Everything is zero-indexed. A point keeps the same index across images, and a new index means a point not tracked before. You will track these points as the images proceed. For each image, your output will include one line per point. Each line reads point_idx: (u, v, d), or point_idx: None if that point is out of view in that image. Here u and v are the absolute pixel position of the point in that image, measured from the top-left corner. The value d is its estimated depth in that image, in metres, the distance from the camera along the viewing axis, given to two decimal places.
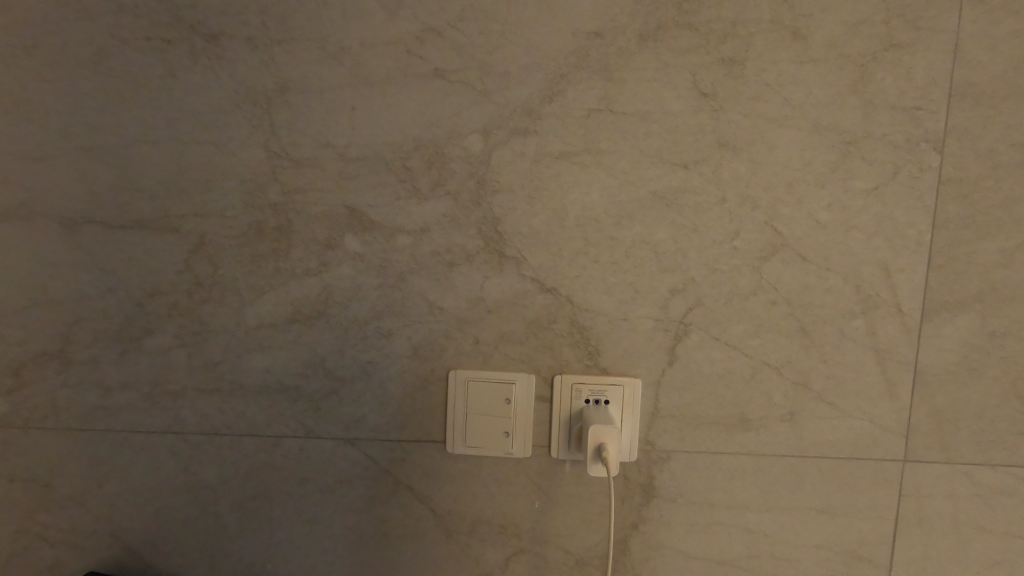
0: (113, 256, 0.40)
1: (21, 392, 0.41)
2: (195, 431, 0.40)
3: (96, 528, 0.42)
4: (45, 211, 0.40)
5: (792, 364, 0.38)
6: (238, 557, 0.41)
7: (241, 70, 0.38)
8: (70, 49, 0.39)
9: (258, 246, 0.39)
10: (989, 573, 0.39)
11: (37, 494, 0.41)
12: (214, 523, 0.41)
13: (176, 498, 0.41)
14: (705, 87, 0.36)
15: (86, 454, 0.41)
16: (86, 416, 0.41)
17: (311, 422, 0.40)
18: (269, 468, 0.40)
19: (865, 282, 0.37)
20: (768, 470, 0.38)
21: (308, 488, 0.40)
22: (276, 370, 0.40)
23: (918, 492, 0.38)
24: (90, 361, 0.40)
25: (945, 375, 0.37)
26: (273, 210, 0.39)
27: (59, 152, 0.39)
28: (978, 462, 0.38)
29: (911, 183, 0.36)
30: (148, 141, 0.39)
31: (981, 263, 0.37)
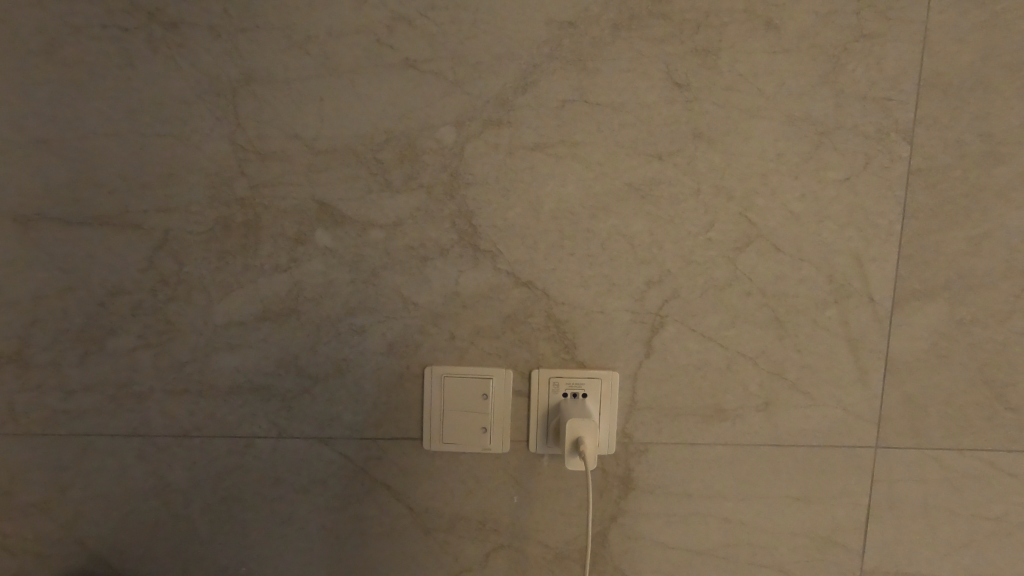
0: (324, 188, 0.60)
1: (248, 287, 0.61)
2: (309, 314, 0.62)
3: (305, 386, 0.63)
4: (257, 159, 0.59)
5: (839, 262, 0.61)
6: (320, 404, 0.63)
7: (330, 74, 0.59)
8: (194, 61, 0.59)
9: (335, 188, 0.60)
10: (969, 394, 0.64)
11: (261, 365, 0.62)
12: (315, 381, 0.63)
13: (310, 361, 0.62)
14: (770, 84, 0.59)
15: (302, 330, 0.62)
16: (289, 305, 0.61)
17: (350, 307, 0.61)
18: (308, 346, 0.62)
19: (886, 203, 0.61)
20: (814, 339, 0.63)
21: (344, 354, 0.62)
22: (332, 267, 0.61)
23: (919, 344, 0.63)
24: (296, 259, 0.61)
25: (943, 262, 0.62)
26: (324, 162, 0.60)
27: (256, 126, 0.59)
28: (963, 317, 0.63)
29: (867, 140, 0.60)
30: (258, 122, 0.59)
31: (964, 191, 0.61)
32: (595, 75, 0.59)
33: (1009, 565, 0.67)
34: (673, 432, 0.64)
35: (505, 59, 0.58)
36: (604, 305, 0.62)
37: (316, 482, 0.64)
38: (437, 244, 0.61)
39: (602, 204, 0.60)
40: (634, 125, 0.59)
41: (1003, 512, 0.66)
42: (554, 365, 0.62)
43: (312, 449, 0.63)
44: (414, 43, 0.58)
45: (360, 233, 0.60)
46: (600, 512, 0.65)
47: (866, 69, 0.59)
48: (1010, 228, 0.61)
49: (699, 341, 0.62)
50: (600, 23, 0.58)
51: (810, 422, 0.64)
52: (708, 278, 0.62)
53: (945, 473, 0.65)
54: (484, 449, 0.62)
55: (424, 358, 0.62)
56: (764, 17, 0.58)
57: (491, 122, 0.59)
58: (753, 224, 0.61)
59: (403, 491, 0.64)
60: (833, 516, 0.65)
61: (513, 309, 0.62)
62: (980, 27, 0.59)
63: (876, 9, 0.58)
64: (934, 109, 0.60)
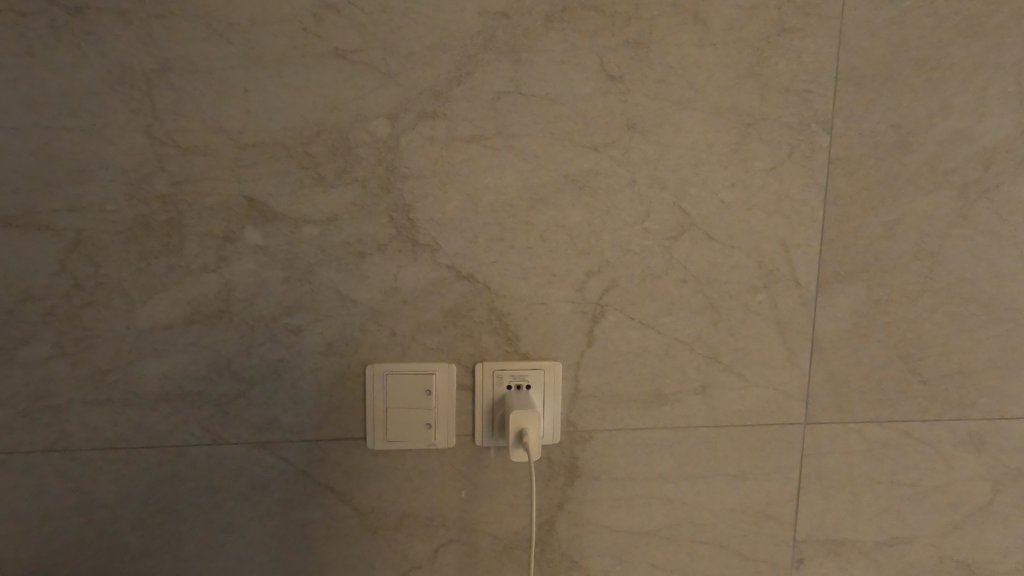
0: (252, 184, 0.57)
1: (176, 289, 0.58)
2: (241, 314, 0.59)
3: (239, 392, 0.60)
4: (179, 155, 0.56)
5: (768, 245, 0.64)
6: (259, 411, 0.61)
7: (256, 64, 0.56)
8: (105, 49, 0.55)
9: (267, 182, 0.58)
10: (885, 367, 0.68)
11: (193, 371, 0.59)
12: (249, 385, 0.60)
13: (245, 364, 0.60)
14: (696, 76, 0.61)
15: (235, 334, 0.59)
16: (221, 308, 0.59)
17: (286, 306, 0.59)
18: (242, 348, 0.60)
19: (806, 192, 0.64)
20: (745, 322, 0.65)
21: (282, 357, 0.60)
22: (265, 266, 0.59)
23: (839, 321, 0.66)
24: (226, 259, 0.58)
25: (861, 243, 0.65)
26: (253, 155, 0.57)
27: (178, 120, 0.56)
28: (880, 296, 0.67)
29: (788, 130, 0.63)
30: (179, 114, 0.56)
31: (877, 177, 0.64)
32: (529, 66, 0.59)
33: (924, 525, 0.72)
34: (616, 418, 0.65)
35: (438, 50, 0.57)
36: (545, 296, 0.62)
37: (255, 488, 0.61)
38: (374, 239, 0.59)
39: (540, 196, 0.61)
40: (570, 117, 0.60)
41: (918, 477, 0.71)
42: (497, 358, 0.62)
43: (250, 454, 0.61)
44: (342, 31, 0.56)
45: (292, 230, 0.58)
46: (547, 501, 0.65)
47: (788, 63, 0.62)
48: (918, 213, 0.66)
49: (638, 328, 0.64)
50: (533, 15, 0.58)
51: (744, 402, 0.67)
52: (645, 267, 0.63)
53: (866, 444, 0.69)
54: (429, 445, 0.62)
55: (365, 356, 0.61)
56: (691, 11, 0.60)
57: (425, 114, 0.58)
58: (686, 214, 0.63)
59: (348, 492, 0.63)
60: (767, 490, 0.69)
61: (454, 303, 0.61)
62: (889, 23, 0.62)
63: (795, 5, 0.61)
64: (851, 100, 0.63)
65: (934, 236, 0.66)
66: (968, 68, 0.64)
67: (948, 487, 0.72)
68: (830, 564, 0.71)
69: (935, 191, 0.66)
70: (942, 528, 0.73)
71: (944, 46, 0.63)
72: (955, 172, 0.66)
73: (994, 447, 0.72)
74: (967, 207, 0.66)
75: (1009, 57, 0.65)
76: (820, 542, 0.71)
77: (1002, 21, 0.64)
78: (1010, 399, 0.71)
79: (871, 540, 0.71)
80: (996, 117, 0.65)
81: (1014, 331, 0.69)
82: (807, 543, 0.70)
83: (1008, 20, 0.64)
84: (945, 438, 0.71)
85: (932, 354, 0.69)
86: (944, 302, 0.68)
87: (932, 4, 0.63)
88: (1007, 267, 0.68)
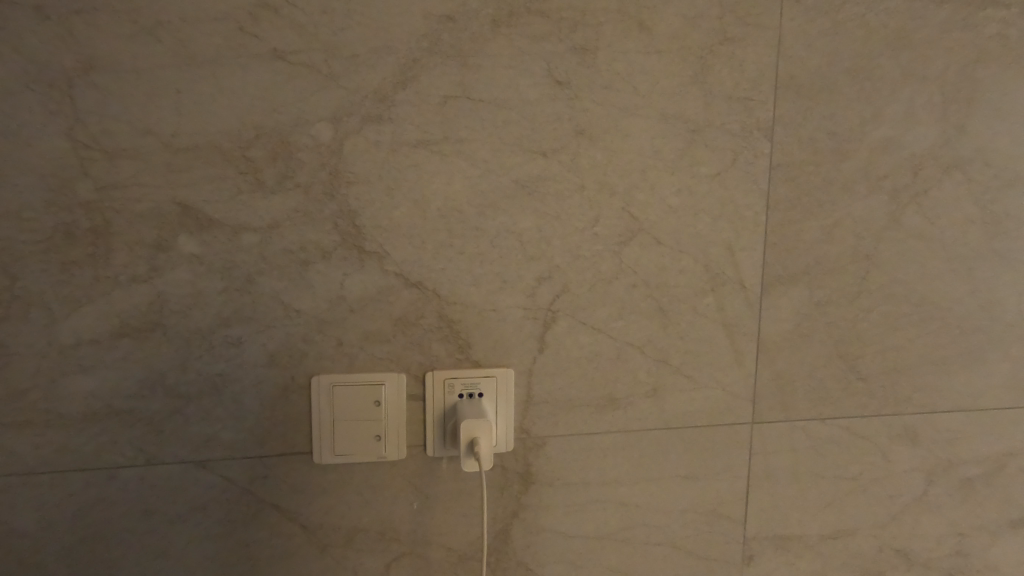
0: (186, 190, 0.55)
1: (103, 301, 0.55)
2: (176, 327, 0.56)
3: (175, 408, 0.57)
4: (104, 159, 0.53)
5: (714, 249, 0.65)
6: (197, 429, 0.58)
7: (189, 63, 0.53)
8: (19, 44, 0.51)
9: (202, 187, 0.55)
10: (826, 366, 0.70)
11: (123, 387, 0.56)
12: (186, 401, 0.57)
13: (180, 379, 0.57)
14: (643, 82, 0.61)
15: (169, 347, 0.56)
16: (154, 320, 0.56)
17: (225, 317, 0.57)
18: (177, 363, 0.57)
19: (749, 197, 0.65)
20: (695, 325, 0.66)
21: (221, 370, 0.57)
22: (202, 276, 0.56)
23: (783, 323, 0.68)
24: (158, 269, 0.55)
25: (802, 247, 0.67)
26: (186, 160, 0.54)
27: (103, 121, 0.53)
28: (820, 297, 0.69)
29: (732, 136, 0.64)
30: (104, 115, 0.53)
31: (816, 182, 0.67)
32: (476, 71, 0.58)
33: (865, 517, 0.75)
34: (569, 423, 0.65)
35: (383, 53, 0.56)
36: (496, 303, 0.62)
37: (194, 509, 0.58)
38: (319, 247, 0.57)
39: (490, 202, 0.60)
40: (518, 122, 0.59)
41: (859, 471, 0.74)
42: (448, 367, 0.61)
43: (188, 474, 0.58)
44: (281, 31, 0.54)
45: (231, 238, 0.56)
46: (501, 509, 0.65)
47: (731, 71, 0.63)
48: (854, 217, 0.68)
49: (590, 333, 0.64)
50: (479, 19, 0.57)
51: (694, 403, 0.68)
52: (595, 272, 0.63)
53: (810, 441, 0.71)
54: (379, 458, 0.60)
55: (310, 368, 0.59)
56: (636, 18, 0.60)
57: (370, 118, 0.57)
58: (635, 219, 0.63)
59: (294, 509, 0.60)
60: (718, 490, 0.70)
61: (404, 311, 0.60)
62: (824, 34, 0.64)
63: (735, 15, 0.62)
64: (790, 108, 0.65)
65: (869, 239, 0.69)
66: (897, 79, 0.67)
67: (887, 479, 0.75)
68: (778, 559, 0.73)
69: (869, 196, 0.68)
70: (881, 519, 0.76)
71: (875, 57, 0.66)
72: (887, 178, 0.69)
73: (927, 440, 0.75)
74: (899, 211, 0.70)
75: (934, 68, 0.68)
76: (769, 538, 0.72)
77: (927, 35, 0.67)
78: (940, 393, 0.74)
79: (816, 534, 0.74)
80: (923, 126, 0.69)
81: (943, 329, 0.73)
82: (757, 540, 0.72)
83: (933, 33, 0.67)
84: (883, 433, 0.74)
85: (870, 352, 0.71)
86: (879, 303, 0.71)
87: (864, 17, 0.65)
88: (936, 268, 0.72)
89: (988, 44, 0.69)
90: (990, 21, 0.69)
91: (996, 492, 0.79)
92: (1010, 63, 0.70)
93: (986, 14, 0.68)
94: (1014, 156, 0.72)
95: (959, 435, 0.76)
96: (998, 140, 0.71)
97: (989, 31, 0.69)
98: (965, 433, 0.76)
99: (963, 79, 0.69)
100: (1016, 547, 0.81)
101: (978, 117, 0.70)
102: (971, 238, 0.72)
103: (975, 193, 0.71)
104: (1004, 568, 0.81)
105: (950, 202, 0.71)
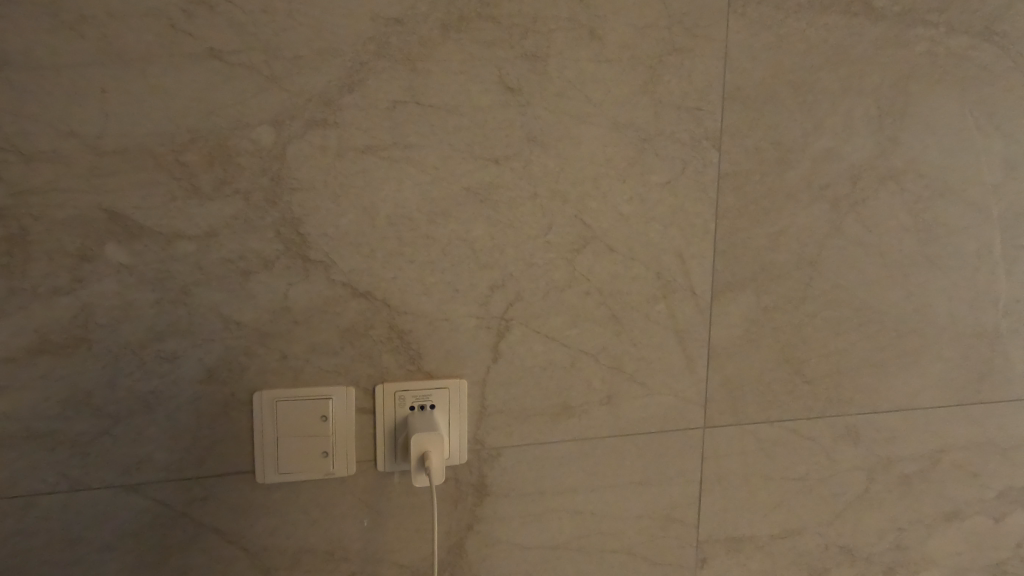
0: (114, 196, 0.51)
1: (20, 316, 0.50)
2: (103, 342, 0.52)
3: (102, 429, 0.53)
4: (20, 161, 0.49)
5: (665, 257, 0.66)
6: (127, 450, 0.54)
7: (116, 61, 0.50)
8: None
9: (131, 193, 0.52)
10: (774, 370, 0.72)
11: (43, 408, 0.52)
12: (115, 421, 0.53)
13: (108, 397, 0.53)
14: (593, 90, 0.61)
15: (96, 363, 0.52)
16: (78, 335, 0.52)
17: (158, 331, 0.53)
18: (104, 380, 0.53)
19: (698, 205, 0.66)
20: (647, 332, 0.67)
21: (154, 387, 0.54)
22: (131, 287, 0.52)
23: (732, 328, 0.70)
24: (83, 280, 0.51)
25: (749, 254, 0.69)
26: (114, 164, 0.51)
27: (19, 121, 0.49)
28: (767, 303, 0.71)
29: (681, 145, 0.65)
30: (21, 115, 0.49)
31: (761, 192, 0.68)
32: (426, 76, 0.57)
33: (812, 516, 0.77)
34: (523, 433, 0.64)
35: (327, 55, 0.54)
36: (448, 312, 0.60)
37: (125, 536, 0.55)
38: (260, 256, 0.55)
39: (441, 209, 0.59)
40: (469, 129, 0.58)
41: (805, 471, 0.76)
42: (399, 379, 0.60)
43: (117, 498, 0.54)
44: (218, 30, 0.52)
45: (164, 246, 0.53)
46: (455, 523, 0.63)
47: (679, 81, 0.64)
48: (798, 225, 0.70)
49: (544, 342, 0.64)
50: (428, 23, 0.56)
51: (647, 410, 0.68)
52: (549, 280, 0.63)
53: (760, 443, 0.73)
54: (326, 475, 0.58)
55: (252, 383, 0.56)
56: (587, 27, 0.60)
57: (315, 122, 0.55)
58: (588, 227, 0.63)
59: (236, 532, 0.57)
60: (672, 494, 0.70)
61: (352, 322, 0.58)
62: (768, 47, 0.66)
63: (683, 26, 0.63)
64: (737, 119, 0.66)
65: (812, 246, 0.71)
66: (837, 92, 0.70)
67: (831, 479, 0.77)
68: (730, 561, 0.74)
69: (812, 205, 0.71)
70: (827, 518, 0.78)
71: (816, 71, 0.68)
72: (828, 187, 0.71)
73: (868, 439, 0.78)
74: (840, 219, 0.72)
75: (870, 83, 0.71)
76: (721, 540, 0.73)
77: (864, 50, 0.70)
78: (880, 394, 0.77)
79: (766, 534, 0.75)
80: (861, 137, 0.71)
81: (881, 332, 0.76)
82: (710, 542, 0.73)
83: (868, 49, 0.70)
84: (827, 434, 0.76)
85: (814, 356, 0.74)
86: (822, 308, 0.73)
87: (805, 32, 0.67)
88: (874, 274, 0.75)
89: (919, 61, 0.72)
90: (920, 39, 0.72)
91: (931, 487, 0.82)
92: (938, 79, 0.73)
93: (916, 32, 0.72)
94: (944, 167, 0.75)
95: (897, 433, 0.79)
96: (929, 153, 0.75)
97: (919, 48, 0.72)
98: (903, 431, 0.80)
99: (897, 94, 0.72)
100: (949, 539, 0.85)
101: (910, 130, 0.73)
102: (906, 245, 0.75)
103: (908, 202, 0.75)
104: (939, 559, 0.85)
105: (886, 210, 0.74)
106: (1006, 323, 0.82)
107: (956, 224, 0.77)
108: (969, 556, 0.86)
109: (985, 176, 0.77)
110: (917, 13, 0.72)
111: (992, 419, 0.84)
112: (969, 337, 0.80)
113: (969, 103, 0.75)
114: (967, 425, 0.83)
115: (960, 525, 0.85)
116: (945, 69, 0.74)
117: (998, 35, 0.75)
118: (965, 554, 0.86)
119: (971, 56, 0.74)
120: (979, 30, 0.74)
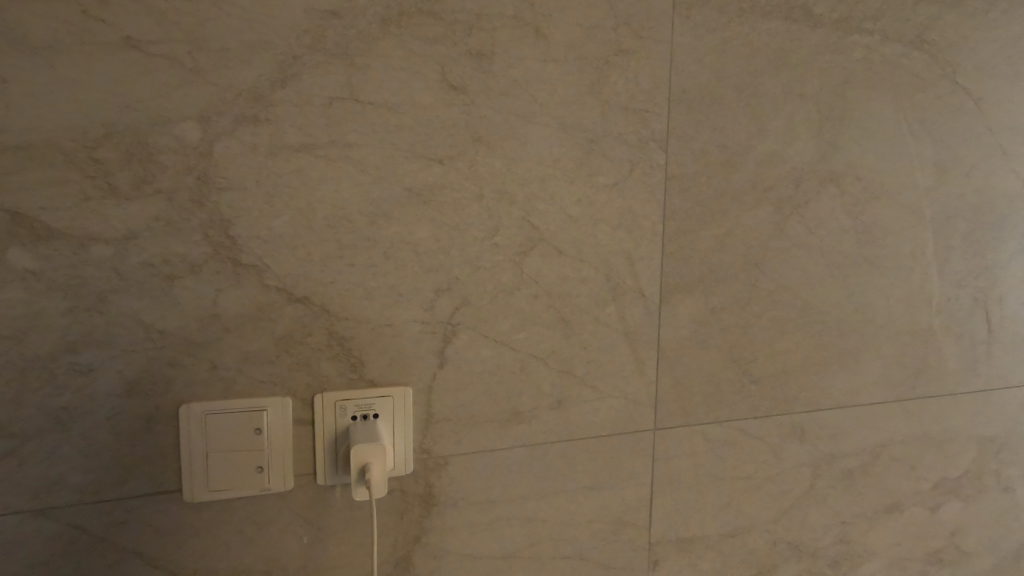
0: (17, 195, 0.47)
1: None
2: (6, 355, 0.48)
3: (7, 450, 0.49)
4: None
5: (614, 259, 0.66)
6: (36, 472, 0.50)
7: (18, 48, 0.46)
8: None
9: (37, 193, 0.47)
10: (721, 371, 0.73)
11: None
12: (21, 441, 0.49)
13: (13, 416, 0.49)
14: (539, 90, 0.60)
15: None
16: None
17: (70, 342, 0.49)
18: (9, 397, 0.48)
19: (646, 207, 0.66)
20: (597, 335, 0.66)
21: (66, 404, 0.50)
22: (39, 296, 0.48)
23: (680, 330, 0.70)
24: None
25: (696, 256, 0.69)
26: (17, 160, 0.47)
27: None
28: (715, 304, 0.71)
29: (628, 146, 0.65)
30: None
31: (707, 193, 0.69)
32: (365, 72, 0.55)
33: (760, 514, 0.78)
34: (472, 441, 0.63)
35: (258, 48, 0.51)
36: (391, 317, 0.58)
37: (35, 566, 0.50)
38: (186, 260, 0.51)
39: (383, 211, 0.57)
40: (411, 127, 0.56)
41: (753, 470, 0.77)
42: (340, 388, 0.57)
43: (26, 525, 0.50)
44: (136, 18, 0.48)
45: (77, 250, 0.49)
46: (402, 536, 0.61)
47: (626, 83, 0.64)
48: (744, 227, 0.71)
49: (492, 346, 0.62)
50: (367, 17, 0.54)
51: (598, 413, 0.67)
52: (496, 283, 0.61)
53: (709, 444, 0.74)
54: (262, 491, 0.55)
55: (179, 395, 0.53)
56: (532, 25, 0.59)
57: (245, 118, 0.52)
58: (536, 229, 0.62)
59: (162, 555, 0.53)
60: (623, 497, 0.70)
61: (288, 329, 0.55)
62: (712, 50, 0.67)
63: (629, 27, 0.63)
64: (683, 121, 0.67)
65: (758, 248, 0.72)
66: (779, 96, 0.71)
67: (779, 476, 0.78)
68: (682, 562, 0.74)
69: (756, 207, 0.72)
70: (775, 515, 0.79)
71: (759, 75, 0.69)
72: (772, 190, 0.72)
73: (812, 436, 0.80)
74: (784, 221, 0.73)
75: (811, 87, 0.72)
76: (673, 541, 0.74)
77: (804, 55, 0.72)
78: (823, 392, 0.79)
79: (716, 533, 0.76)
80: (802, 141, 0.73)
81: (824, 332, 0.78)
82: (661, 544, 0.73)
83: (809, 55, 0.72)
84: (774, 432, 0.77)
85: (761, 356, 0.75)
86: (768, 308, 0.74)
87: (748, 36, 0.68)
88: (817, 275, 0.76)
89: (856, 68, 0.75)
90: (857, 46, 0.74)
91: (872, 481, 0.85)
92: (874, 86, 0.76)
93: (853, 39, 0.74)
94: (880, 171, 0.78)
95: (840, 430, 0.81)
96: (866, 157, 0.77)
97: (856, 55, 0.74)
98: (846, 428, 0.82)
99: (836, 99, 0.74)
100: (889, 530, 0.88)
101: (849, 134, 0.75)
102: (846, 247, 0.77)
103: (848, 205, 0.77)
104: (880, 551, 0.88)
105: (827, 213, 0.76)
106: (939, 321, 0.85)
107: (892, 225, 0.80)
108: (908, 546, 0.89)
109: (918, 179, 0.80)
110: (854, 20, 0.74)
111: (927, 414, 0.87)
112: (905, 335, 0.83)
113: (903, 109, 0.78)
114: (905, 420, 0.86)
115: (899, 516, 0.88)
116: (880, 75, 0.76)
117: (929, 44, 0.78)
118: (903, 545, 0.89)
119: (904, 64, 0.77)
120: (912, 39, 0.77)
